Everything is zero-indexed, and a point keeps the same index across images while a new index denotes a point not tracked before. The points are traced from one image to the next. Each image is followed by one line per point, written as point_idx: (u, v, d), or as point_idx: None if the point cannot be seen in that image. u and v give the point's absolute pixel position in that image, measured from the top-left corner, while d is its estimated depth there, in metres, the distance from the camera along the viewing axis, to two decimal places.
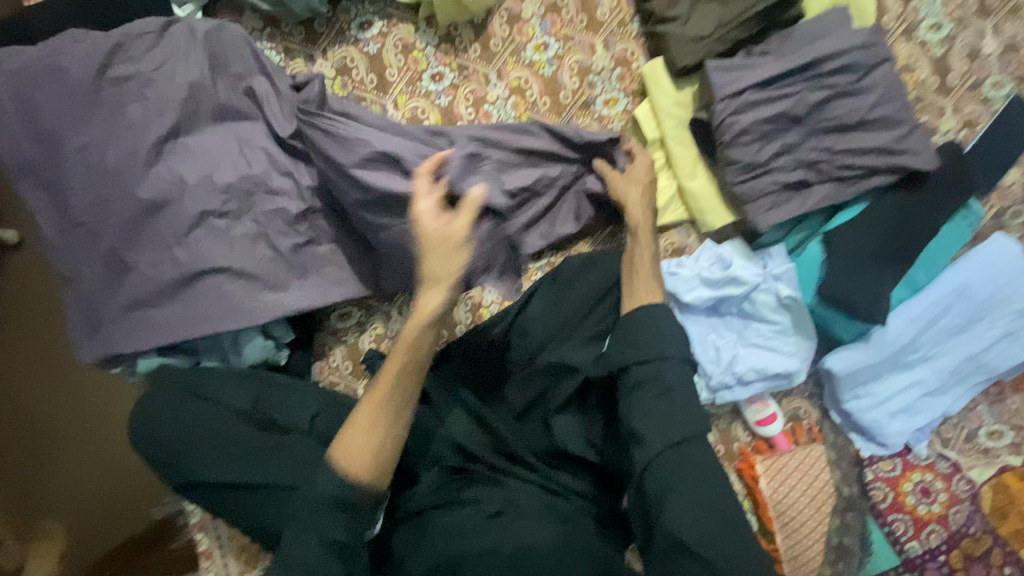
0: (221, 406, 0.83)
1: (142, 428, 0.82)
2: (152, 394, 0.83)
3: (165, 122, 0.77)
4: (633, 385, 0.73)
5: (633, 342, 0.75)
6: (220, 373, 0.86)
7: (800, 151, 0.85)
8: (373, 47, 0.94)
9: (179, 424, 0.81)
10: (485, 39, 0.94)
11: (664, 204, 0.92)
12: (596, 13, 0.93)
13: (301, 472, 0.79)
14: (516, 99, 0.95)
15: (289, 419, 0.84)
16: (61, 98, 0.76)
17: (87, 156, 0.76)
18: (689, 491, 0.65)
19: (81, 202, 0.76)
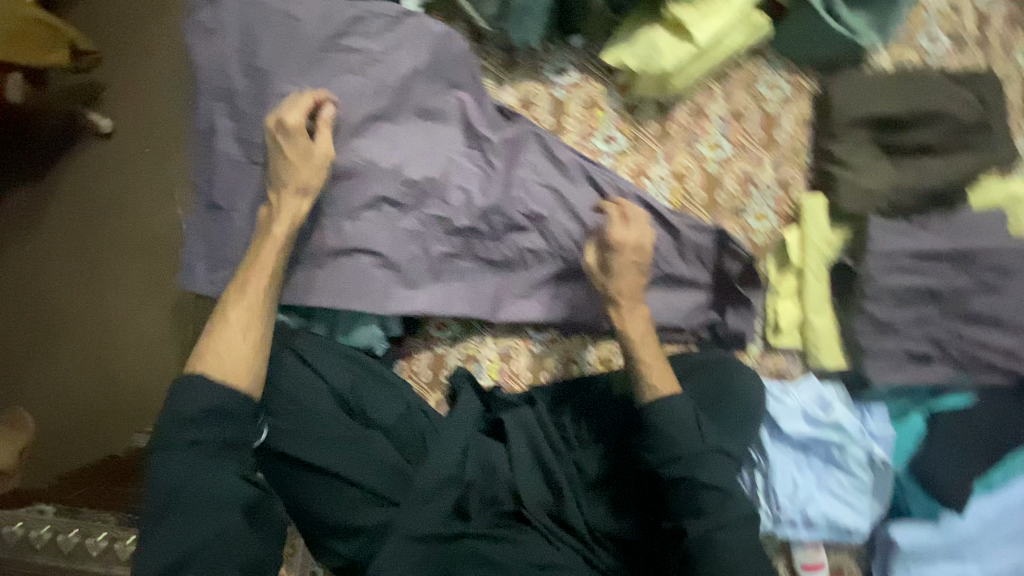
0: (321, 383, 0.87)
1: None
2: (269, 352, 0.86)
3: (373, 104, 0.82)
4: (661, 464, 0.79)
5: (658, 434, 0.79)
6: (324, 355, 0.89)
7: (930, 327, 0.88)
8: (561, 93, 0.97)
9: (277, 386, 0.84)
10: (666, 121, 0.97)
11: (782, 328, 0.94)
12: (776, 133, 0.96)
13: (374, 476, 0.84)
14: (674, 184, 0.97)
15: (377, 417, 0.89)
16: (286, 45, 0.80)
17: (291, 106, 0.79)
18: (729, 544, 0.76)
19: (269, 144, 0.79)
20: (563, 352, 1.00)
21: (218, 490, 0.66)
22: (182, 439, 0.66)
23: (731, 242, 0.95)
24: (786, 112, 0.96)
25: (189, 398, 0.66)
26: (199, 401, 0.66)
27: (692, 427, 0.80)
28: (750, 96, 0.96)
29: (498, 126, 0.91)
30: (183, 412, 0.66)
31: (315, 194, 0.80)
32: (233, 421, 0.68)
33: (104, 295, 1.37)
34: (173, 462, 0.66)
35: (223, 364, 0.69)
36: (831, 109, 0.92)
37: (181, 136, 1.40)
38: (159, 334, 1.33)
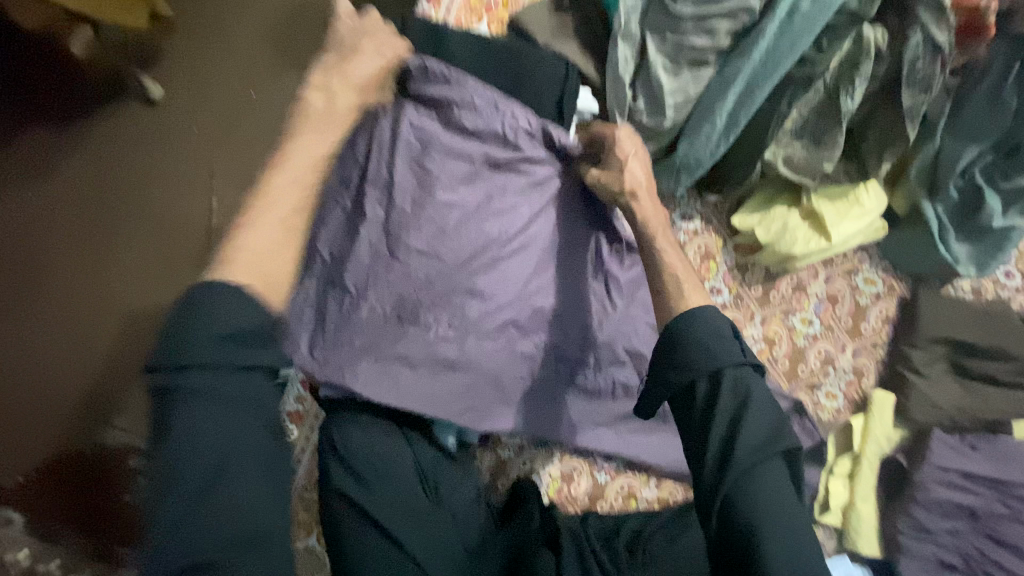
0: (410, 454, 0.93)
1: (345, 437, 0.90)
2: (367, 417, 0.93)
3: (522, 229, 0.87)
4: (723, 400, 0.62)
5: (703, 345, 0.64)
6: (418, 438, 0.95)
7: (965, 542, 0.95)
8: (682, 237, 0.99)
9: (374, 451, 0.90)
10: (770, 287, 1.02)
11: (831, 507, 1.00)
12: (862, 323, 1.03)
13: (435, 557, 0.84)
14: (763, 346, 1.02)
15: (448, 498, 0.92)
16: (458, 155, 0.83)
17: (451, 213, 0.83)
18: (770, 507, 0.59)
19: (422, 245, 0.81)
20: (624, 484, 1.02)
21: (227, 457, 0.50)
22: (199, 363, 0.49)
23: (806, 414, 0.98)
24: (875, 307, 1.03)
25: (219, 305, 0.51)
26: (233, 317, 0.51)
27: (731, 341, 0.65)
28: (848, 285, 1.03)
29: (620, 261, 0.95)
30: (205, 316, 0.51)
31: (450, 307, 0.82)
32: (253, 336, 0.52)
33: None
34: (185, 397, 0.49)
35: (244, 259, 0.56)
36: (917, 320, 1.00)
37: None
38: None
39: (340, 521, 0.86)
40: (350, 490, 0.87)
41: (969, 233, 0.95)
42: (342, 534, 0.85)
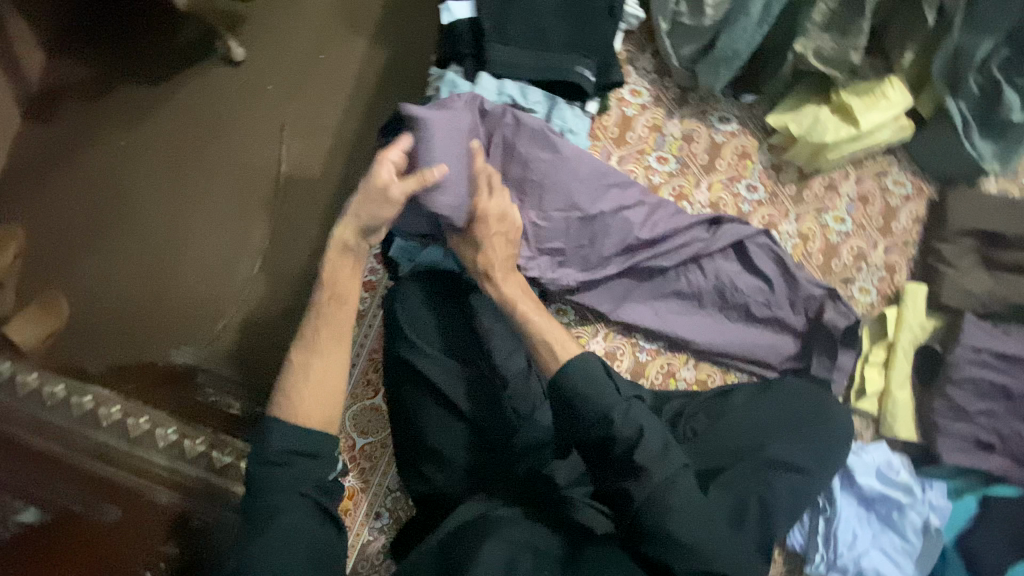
0: (466, 322, 0.96)
1: (404, 302, 0.96)
2: (421, 283, 0.97)
3: (578, 113, 0.98)
4: (610, 447, 0.73)
5: (581, 400, 0.75)
6: (481, 309, 0.95)
7: (999, 422, 0.99)
8: (720, 138, 1.10)
9: (429, 318, 0.96)
10: (803, 187, 1.10)
11: (867, 392, 1.04)
12: (893, 223, 1.10)
13: (485, 420, 0.92)
14: (797, 242, 1.09)
15: (501, 364, 0.92)
16: (524, 37, 0.94)
17: (516, 89, 0.94)
18: (679, 516, 0.70)
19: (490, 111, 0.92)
20: (666, 363, 1.07)
21: (304, 474, 0.69)
22: (274, 470, 0.68)
23: (840, 299, 1.03)
24: (905, 208, 1.10)
25: (284, 431, 0.70)
26: (284, 440, 0.69)
27: (605, 385, 0.75)
28: (878, 186, 1.10)
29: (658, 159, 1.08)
30: (267, 455, 0.69)
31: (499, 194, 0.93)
32: (311, 453, 0.70)
33: (186, 203, 1.47)
34: (262, 502, 0.67)
35: (302, 402, 0.72)
36: (946, 214, 1.06)
37: (305, 86, 1.55)
38: (227, 265, 1.43)
39: (401, 377, 0.95)
40: (413, 349, 0.94)
41: (992, 131, 1.03)
42: (407, 391, 0.94)
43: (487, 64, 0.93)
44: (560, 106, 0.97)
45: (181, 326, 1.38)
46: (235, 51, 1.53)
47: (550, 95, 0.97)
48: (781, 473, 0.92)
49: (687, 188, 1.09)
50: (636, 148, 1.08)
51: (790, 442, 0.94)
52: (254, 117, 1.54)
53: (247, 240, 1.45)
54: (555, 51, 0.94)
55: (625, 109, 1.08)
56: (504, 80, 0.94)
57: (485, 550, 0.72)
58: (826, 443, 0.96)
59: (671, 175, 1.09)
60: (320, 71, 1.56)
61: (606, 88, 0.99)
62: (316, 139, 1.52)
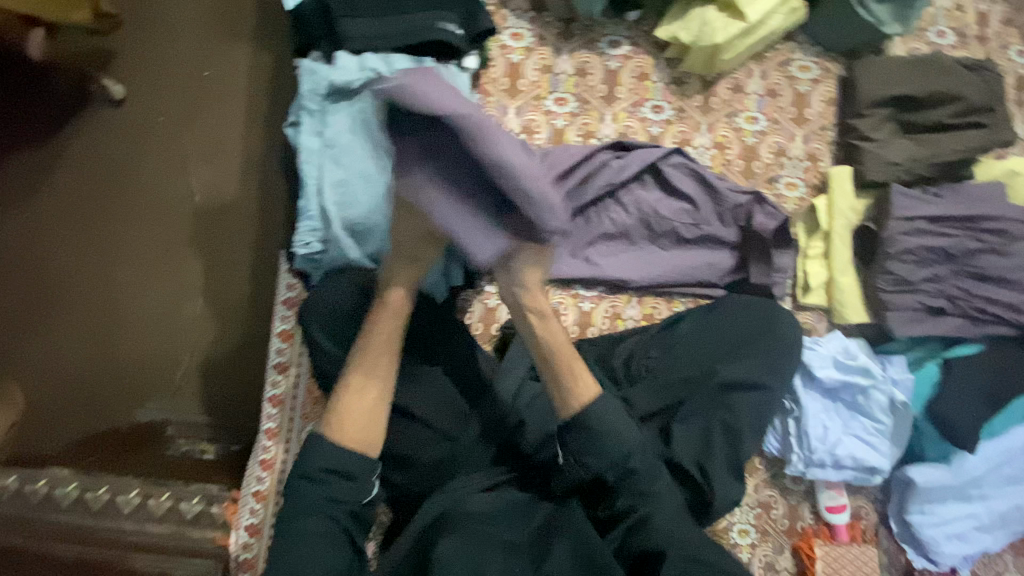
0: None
1: (318, 319, 0.84)
2: (332, 286, 0.85)
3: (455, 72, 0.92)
4: (616, 473, 0.77)
5: (598, 438, 0.77)
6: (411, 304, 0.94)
7: (945, 284, 0.98)
8: (614, 64, 1.04)
9: (351, 325, 0.83)
10: (709, 95, 1.05)
11: (811, 286, 1.03)
12: (806, 110, 1.06)
13: (441, 413, 0.90)
14: (715, 153, 1.05)
15: (444, 356, 0.93)
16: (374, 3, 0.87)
17: (379, 59, 0.86)
18: (670, 526, 0.76)
19: (360, 90, 0.84)
20: (609, 307, 1.04)
21: (331, 496, 0.72)
22: (309, 486, 0.72)
23: (767, 201, 1.01)
24: (816, 92, 1.06)
25: (325, 443, 0.73)
26: (320, 462, 0.72)
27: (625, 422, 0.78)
28: (783, 76, 1.06)
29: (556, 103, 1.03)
30: (307, 470, 0.72)
31: None
32: (348, 480, 0.73)
33: (113, 258, 1.39)
34: (293, 510, 0.70)
35: (348, 430, 0.75)
36: (856, 88, 1.02)
37: (198, 112, 1.45)
38: (169, 312, 1.37)
39: (336, 396, 0.84)
40: (340, 370, 0.82)
41: None
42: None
43: (343, 42, 0.86)
44: (433, 67, 0.88)
45: (145, 385, 1.33)
46: (113, 89, 1.41)
47: (419, 59, 0.88)
48: (744, 393, 0.91)
49: (593, 125, 1.04)
50: (531, 95, 1.03)
51: (747, 363, 0.93)
52: (157, 154, 1.43)
53: (182, 281, 1.38)
54: (412, 12, 0.88)
55: (510, 57, 1.03)
56: (365, 54, 0.86)
57: (443, 547, 0.73)
58: (782, 345, 0.94)
59: (573, 115, 1.04)
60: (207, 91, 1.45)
61: (480, 38, 0.92)
62: (223, 165, 1.42)
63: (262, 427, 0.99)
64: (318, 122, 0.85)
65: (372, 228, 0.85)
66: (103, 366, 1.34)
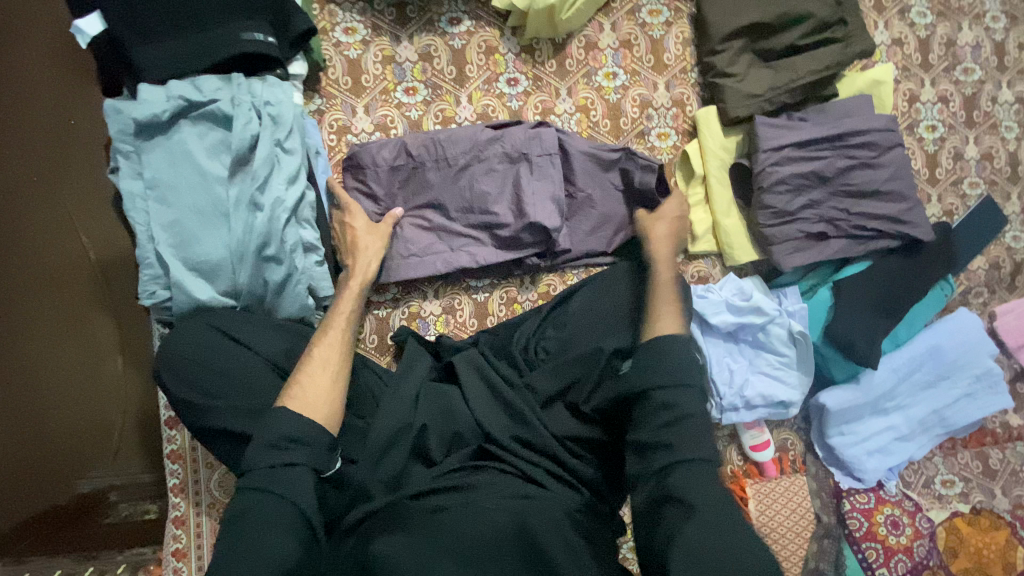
0: (255, 354, 0.80)
1: (172, 367, 0.78)
2: (184, 331, 0.79)
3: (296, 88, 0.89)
4: (656, 410, 0.70)
5: (653, 371, 0.72)
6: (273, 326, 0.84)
7: (824, 208, 0.97)
8: (459, 42, 1.00)
9: (210, 368, 0.78)
10: (562, 58, 1.02)
11: (698, 234, 1.02)
12: (663, 56, 1.03)
13: None
14: (580, 117, 1.02)
15: None
16: (171, 26, 0.81)
17: (189, 85, 0.80)
18: (698, 473, 0.65)
19: (173, 123, 0.80)
20: (504, 293, 1.04)
21: (282, 494, 0.64)
22: (269, 464, 0.66)
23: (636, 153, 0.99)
24: (670, 35, 1.03)
25: (281, 430, 0.68)
26: (281, 430, 0.68)
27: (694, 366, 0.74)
28: (635, 25, 1.03)
29: (405, 95, 0.99)
30: (275, 437, 0.68)
31: None
32: (311, 449, 0.68)
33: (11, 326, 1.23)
34: (254, 477, 0.65)
35: (308, 398, 0.73)
36: (706, 25, 0.99)
37: (69, 166, 1.25)
38: (90, 378, 1.26)
39: (213, 442, 0.78)
40: (204, 415, 0.76)
41: None
42: (224, 455, 0.79)
43: (142, 73, 0.80)
44: (247, 82, 0.83)
45: (79, 454, 1.23)
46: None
47: (230, 78, 0.83)
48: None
49: (450, 109, 1.00)
50: (377, 90, 0.98)
51: (638, 329, 0.91)
52: (34, 215, 1.25)
53: (98, 342, 1.27)
54: (215, 28, 0.82)
55: (346, 54, 0.97)
56: (170, 83, 0.80)
57: (386, 552, 0.72)
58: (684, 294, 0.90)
59: (426, 103, 0.99)
60: (77, 139, 1.26)
61: (299, 41, 0.86)
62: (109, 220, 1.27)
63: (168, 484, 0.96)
64: (135, 164, 0.80)
65: (217, 264, 0.80)
66: (22, 443, 1.21)
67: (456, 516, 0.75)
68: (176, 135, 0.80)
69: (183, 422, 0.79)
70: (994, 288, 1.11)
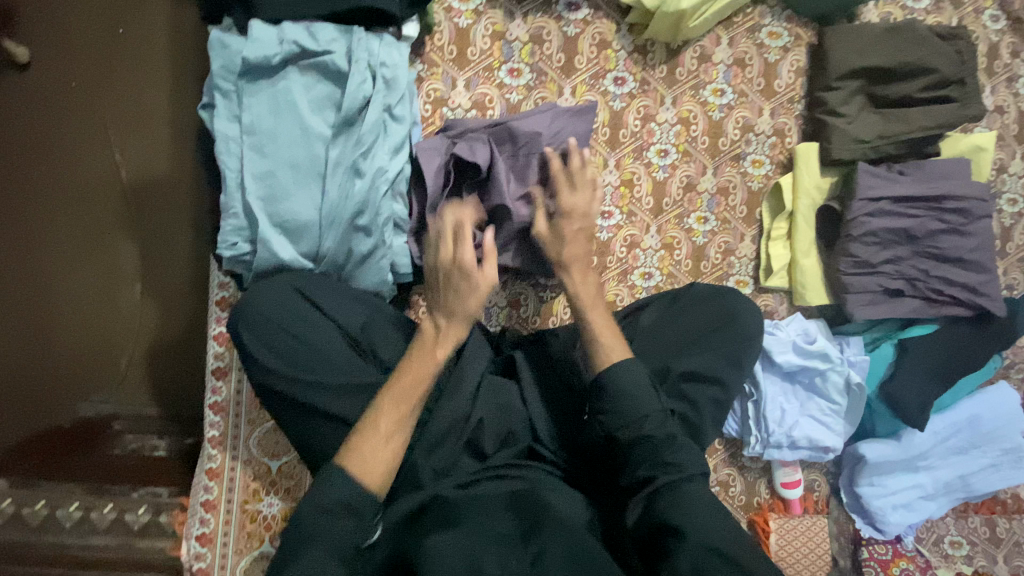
0: (332, 325, 0.78)
1: (250, 323, 0.75)
2: (265, 288, 0.76)
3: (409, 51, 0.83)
4: (650, 451, 0.74)
5: (622, 401, 0.76)
6: (351, 295, 0.80)
7: (905, 266, 0.97)
8: (573, 30, 0.95)
9: (289, 330, 0.76)
10: (674, 65, 0.98)
11: (774, 269, 1.01)
12: (774, 81, 1.00)
13: None
14: (680, 129, 1.00)
15: (387, 355, 0.79)
16: None
17: (301, 29, 0.75)
18: (692, 508, 0.69)
19: (280, 67, 0.75)
20: None
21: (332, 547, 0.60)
22: (319, 527, 0.61)
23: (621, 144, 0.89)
24: (785, 61, 1.00)
25: (336, 486, 0.63)
26: (332, 495, 0.63)
27: (646, 391, 0.78)
28: (753, 44, 0.99)
29: (509, 75, 0.94)
30: (320, 499, 0.62)
31: None
32: (357, 520, 0.63)
33: (41, 235, 1.13)
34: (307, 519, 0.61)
35: (367, 461, 0.66)
36: (826, 58, 0.96)
37: (116, 80, 1.14)
38: (106, 299, 1.15)
39: (278, 407, 0.76)
40: (273, 375, 0.74)
41: None
42: (286, 421, 0.77)
43: (256, 8, 0.75)
44: (365, 38, 0.77)
45: (88, 371, 1.14)
46: (15, 51, 1.09)
47: (347, 30, 0.77)
48: (703, 385, 0.89)
49: (551, 98, 0.96)
50: (481, 65, 0.93)
51: (711, 356, 0.90)
52: (75, 124, 1.14)
53: (116, 263, 1.15)
54: None
55: (456, 21, 0.92)
56: (283, 25, 0.74)
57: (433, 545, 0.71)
58: (755, 327, 0.93)
59: (529, 87, 0.95)
60: (130, 52, 1.14)
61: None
62: (150, 144, 1.14)
63: (207, 434, 0.94)
64: (234, 104, 0.75)
65: (304, 225, 0.77)
66: (33, 354, 1.13)
67: (496, 505, 0.80)
68: (282, 83, 0.75)
69: (251, 379, 0.76)
70: None
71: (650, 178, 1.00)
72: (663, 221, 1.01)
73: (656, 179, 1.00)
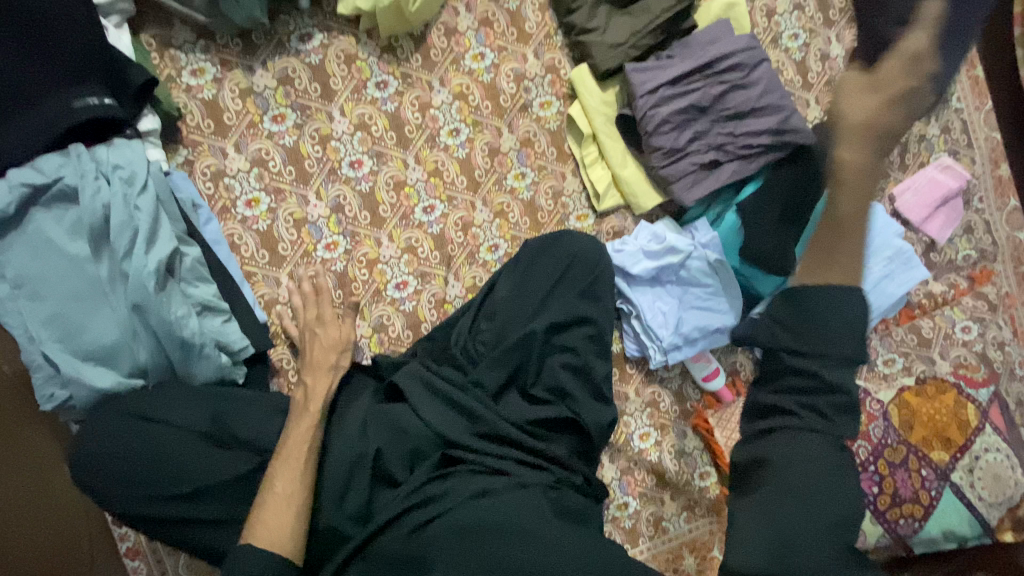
0: (180, 428, 0.78)
1: (93, 467, 0.75)
2: (96, 427, 0.76)
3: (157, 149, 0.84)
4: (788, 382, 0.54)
5: (820, 317, 0.52)
6: (186, 395, 0.80)
7: (710, 137, 0.99)
8: (315, 58, 0.96)
9: (136, 456, 0.76)
10: (426, 49, 1.00)
11: (602, 192, 1.03)
12: (525, 26, 1.04)
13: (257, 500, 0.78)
14: (459, 104, 1.01)
15: (252, 435, 0.80)
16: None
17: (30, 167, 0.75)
18: (803, 468, 0.51)
19: (24, 214, 0.75)
20: (432, 295, 1.00)
21: None
22: None
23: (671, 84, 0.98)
24: (526, 4, 1.04)
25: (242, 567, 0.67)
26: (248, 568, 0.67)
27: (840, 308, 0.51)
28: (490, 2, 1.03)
29: (275, 122, 0.95)
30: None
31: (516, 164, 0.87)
32: None
33: None
34: None
35: (269, 529, 0.71)
36: None
37: None
38: None
39: (160, 529, 0.77)
40: (136, 504, 0.75)
41: None
42: (173, 536, 0.78)
43: None
44: (89, 151, 0.78)
45: None
46: None
47: (70, 151, 0.78)
48: (574, 329, 0.92)
49: (325, 127, 0.97)
50: (243, 126, 0.94)
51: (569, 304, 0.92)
52: None
53: None
54: (44, 102, 0.77)
55: (200, 96, 0.92)
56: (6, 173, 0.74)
57: None
58: (597, 253, 0.96)
59: (299, 126, 0.96)
60: None
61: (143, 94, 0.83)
62: None
63: None
64: None
65: (111, 348, 0.76)
66: None
67: (452, 536, 0.72)
68: (29, 227, 0.75)
69: (121, 515, 0.76)
70: (887, 172, 1.18)
71: (454, 159, 1.02)
72: (485, 192, 1.03)
73: (459, 158, 1.02)
